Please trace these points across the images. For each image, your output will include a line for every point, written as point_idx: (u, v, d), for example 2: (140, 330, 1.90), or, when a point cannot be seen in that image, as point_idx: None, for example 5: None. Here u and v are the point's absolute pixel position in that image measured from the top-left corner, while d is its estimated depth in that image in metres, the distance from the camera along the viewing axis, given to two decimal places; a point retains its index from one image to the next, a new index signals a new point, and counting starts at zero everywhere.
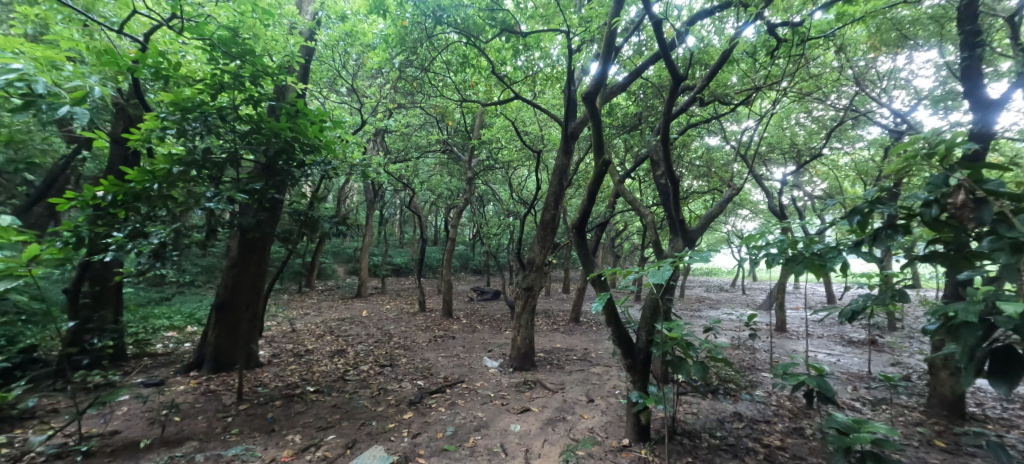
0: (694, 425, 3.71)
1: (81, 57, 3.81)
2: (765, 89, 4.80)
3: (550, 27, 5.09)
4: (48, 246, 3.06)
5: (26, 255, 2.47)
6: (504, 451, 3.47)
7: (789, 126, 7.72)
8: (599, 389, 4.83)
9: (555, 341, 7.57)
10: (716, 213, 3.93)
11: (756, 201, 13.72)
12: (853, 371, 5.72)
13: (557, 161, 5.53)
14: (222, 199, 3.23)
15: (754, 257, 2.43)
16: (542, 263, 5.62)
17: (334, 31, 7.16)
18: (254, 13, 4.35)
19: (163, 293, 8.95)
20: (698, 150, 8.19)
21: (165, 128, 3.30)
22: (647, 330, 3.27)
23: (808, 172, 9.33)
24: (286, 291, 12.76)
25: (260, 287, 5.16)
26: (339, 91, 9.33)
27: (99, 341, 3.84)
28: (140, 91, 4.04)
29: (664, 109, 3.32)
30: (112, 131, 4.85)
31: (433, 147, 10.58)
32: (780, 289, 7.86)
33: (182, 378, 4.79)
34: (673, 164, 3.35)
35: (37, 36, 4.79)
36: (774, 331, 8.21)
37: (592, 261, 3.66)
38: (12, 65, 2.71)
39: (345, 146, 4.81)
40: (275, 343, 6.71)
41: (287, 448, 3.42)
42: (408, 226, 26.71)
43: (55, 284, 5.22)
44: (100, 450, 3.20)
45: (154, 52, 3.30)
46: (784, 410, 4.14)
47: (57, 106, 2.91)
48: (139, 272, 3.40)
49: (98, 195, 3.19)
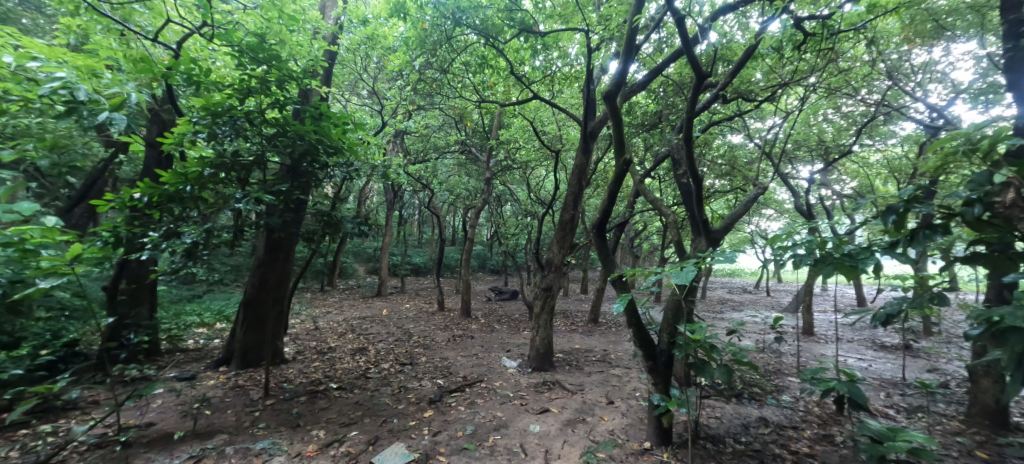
0: (718, 429, 3.64)
1: (119, 66, 4.00)
2: (792, 85, 4.65)
3: (569, 26, 5.06)
4: (90, 245, 3.23)
5: (69, 255, 2.65)
6: (523, 451, 3.46)
7: (815, 123, 7.48)
8: (619, 391, 4.78)
9: (574, 342, 7.53)
10: (741, 212, 3.80)
11: (781, 200, 13.35)
12: (886, 377, 5.50)
13: (576, 161, 5.48)
14: (251, 200, 3.34)
15: (779, 258, 2.36)
16: (561, 263, 5.59)
17: (357, 35, 7.25)
18: (280, 19, 4.49)
19: (194, 291, 9.28)
20: (720, 148, 8.01)
21: (196, 132, 3.43)
22: (670, 332, 3.20)
23: (837, 169, 9.00)
24: (308, 290, 13.06)
25: (285, 285, 5.30)
26: (361, 93, 9.55)
27: (136, 337, 4.02)
28: (173, 97, 4.21)
29: (687, 106, 3.23)
30: (147, 135, 5.05)
31: (452, 148, 10.68)
32: (808, 291, 7.61)
33: (213, 373, 4.98)
34: (697, 163, 3.27)
35: (78, 46, 5.05)
36: (801, 335, 7.96)
37: (613, 261, 3.61)
38: (57, 73, 2.86)
39: (366, 148, 4.89)
40: (300, 340, 6.88)
41: (312, 443, 3.50)
42: (427, 226, 26.91)
43: (95, 282, 5.49)
44: (136, 440, 3.35)
45: (185, 59, 3.43)
46: (813, 416, 4.01)
47: (97, 111, 3.06)
48: (173, 270, 3.54)
49: (135, 197, 3.33)
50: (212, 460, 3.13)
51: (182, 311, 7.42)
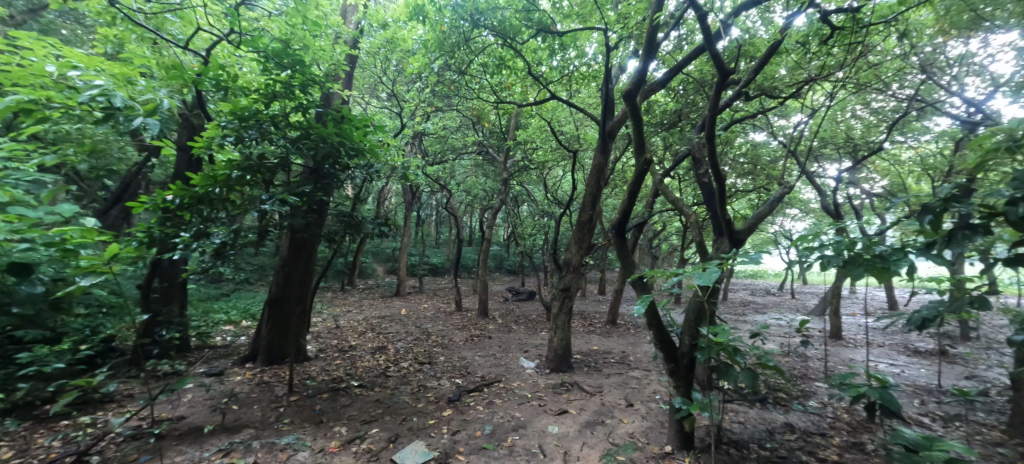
0: (742, 434, 3.55)
1: (152, 73, 4.16)
2: (818, 82, 4.52)
3: (587, 25, 5.04)
4: (126, 245, 3.38)
5: (107, 254, 2.82)
6: (542, 452, 3.45)
7: (843, 120, 7.23)
8: (638, 393, 4.72)
9: (592, 343, 7.47)
10: (765, 213, 3.70)
11: (807, 200, 12.96)
12: (920, 384, 5.27)
13: (594, 161, 5.42)
14: (276, 202, 3.44)
15: (805, 260, 2.28)
16: (579, 263, 5.54)
17: (376, 38, 7.38)
18: (303, 25, 4.61)
19: (221, 290, 9.59)
20: (742, 146, 7.82)
21: (225, 136, 3.54)
22: (691, 334, 3.14)
23: (866, 167, 8.68)
24: (329, 289, 13.34)
25: (308, 284, 5.42)
26: (380, 96, 9.70)
27: (167, 333, 4.17)
28: (202, 102, 4.36)
29: (709, 104, 3.18)
30: (178, 139, 5.23)
31: (469, 148, 10.76)
32: (836, 293, 7.36)
33: (239, 369, 5.13)
34: (719, 161, 3.20)
35: (115, 54, 5.28)
36: (828, 338, 7.72)
37: (632, 262, 3.57)
38: (95, 81, 3.00)
39: (386, 149, 4.97)
40: (322, 338, 7.04)
41: (334, 439, 3.57)
42: (444, 227, 27.12)
43: (130, 281, 5.73)
44: (169, 433, 3.48)
45: (214, 65, 3.55)
46: (842, 423, 3.88)
47: (132, 117, 3.20)
48: (202, 269, 3.66)
49: (167, 199, 3.47)
50: (240, 453, 3.22)
51: (211, 309, 7.68)
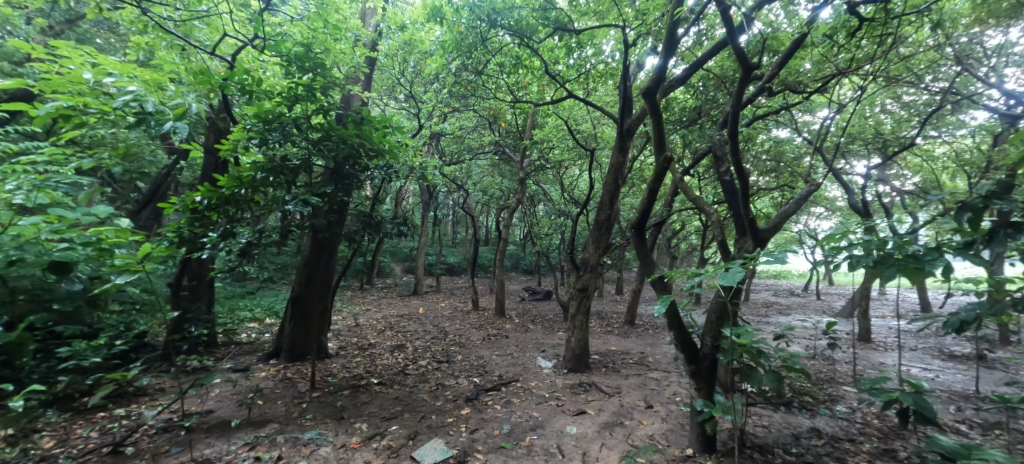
0: (766, 439, 3.47)
1: (181, 79, 4.31)
2: (846, 75, 4.37)
3: (604, 23, 5.00)
4: (157, 245, 3.52)
5: (140, 253, 2.94)
6: (561, 452, 3.44)
7: (872, 115, 6.97)
8: (658, 395, 4.66)
9: (610, 344, 7.39)
10: (791, 211, 3.59)
11: (833, 198, 12.55)
12: (957, 390, 5.04)
13: (612, 160, 5.35)
14: (299, 203, 3.52)
15: (833, 260, 2.21)
16: (596, 263, 5.50)
17: (395, 40, 7.49)
18: (324, 29, 4.72)
19: (246, 288, 9.88)
20: (765, 143, 7.62)
21: (250, 138, 3.64)
22: (713, 336, 3.07)
23: (897, 164, 8.34)
24: (349, 288, 13.57)
25: (329, 283, 5.53)
26: (398, 98, 9.82)
27: (196, 330, 4.31)
28: (228, 106, 4.49)
29: (732, 99, 3.10)
30: (206, 142, 5.40)
31: (486, 148, 10.83)
32: (865, 295, 7.10)
33: (263, 366, 5.27)
34: (743, 158, 3.12)
35: (146, 61, 5.50)
36: (857, 341, 7.46)
37: (652, 261, 3.51)
38: (129, 87, 3.12)
39: (404, 150, 5.03)
40: (342, 336, 7.17)
41: (355, 435, 3.63)
42: (461, 227, 27.28)
43: (161, 279, 5.95)
44: (198, 426, 3.60)
45: (240, 70, 3.65)
46: (872, 428, 3.75)
47: (162, 121, 3.31)
48: (229, 268, 3.77)
49: (195, 200, 3.59)
50: (265, 447, 3.31)
51: (236, 306, 7.91)
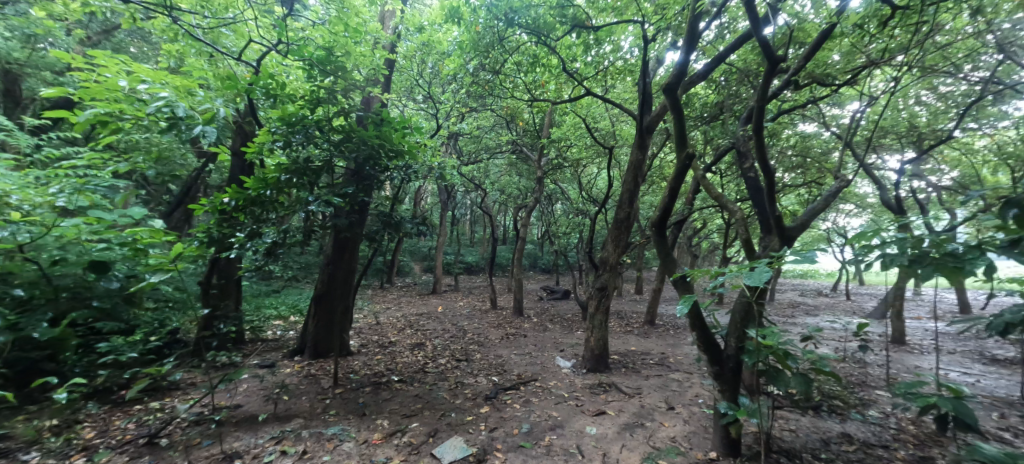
0: (794, 443, 3.37)
1: (209, 84, 4.46)
2: (878, 66, 4.19)
3: (623, 19, 4.93)
4: (188, 245, 3.66)
5: (172, 253, 3.05)
6: (581, 453, 3.41)
7: (905, 108, 6.69)
8: (680, 396, 4.58)
9: (630, 344, 7.30)
10: (820, 208, 3.46)
11: (864, 194, 12.06)
12: (1000, 396, 4.78)
13: (631, 157, 5.26)
14: (322, 203, 3.59)
15: (864, 259, 2.12)
16: (615, 262, 5.44)
17: (413, 42, 7.58)
18: (345, 32, 4.80)
19: (271, 287, 10.17)
20: (790, 138, 7.39)
21: (275, 141, 3.73)
22: (737, 336, 3.00)
23: (933, 158, 7.95)
24: (369, 287, 13.81)
25: (351, 281, 5.64)
26: (417, 99, 9.90)
27: (224, 327, 4.46)
28: (253, 110, 4.62)
29: (758, 93, 3.01)
30: (233, 145, 5.57)
31: (504, 148, 10.86)
32: (899, 295, 6.81)
33: (288, 362, 5.41)
34: (769, 154, 3.03)
35: (176, 68, 5.71)
36: (890, 344, 7.15)
37: (673, 260, 3.45)
38: (160, 93, 3.24)
39: (423, 150, 5.07)
40: (363, 334, 7.30)
41: (377, 432, 3.69)
42: (478, 226, 27.38)
43: (192, 278, 6.17)
44: (228, 420, 3.72)
45: (264, 75, 3.74)
46: (908, 435, 3.59)
47: (192, 126, 3.44)
48: (255, 267, 3.87)
49: (224, 201, 3.71)
50: (291, 441, 3.40)
51: (262, 304, 8.14)
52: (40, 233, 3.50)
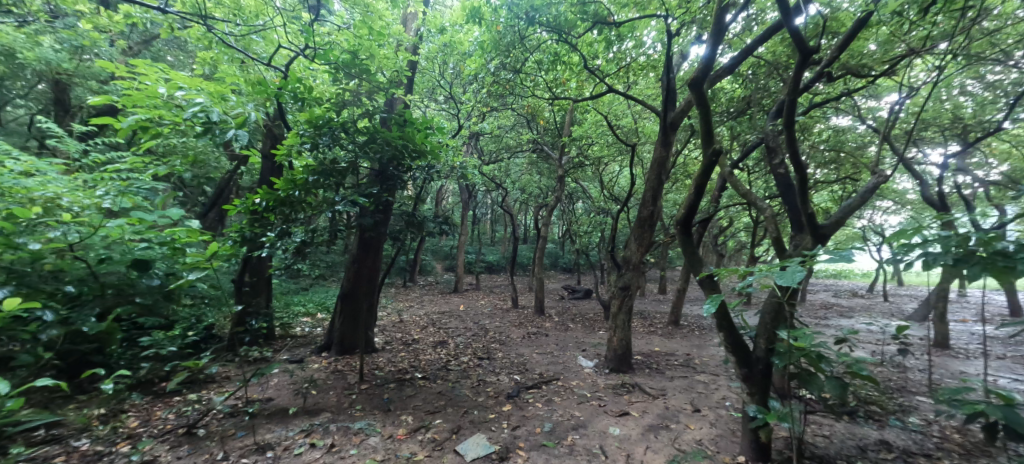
0: (828, 450, 3.24)
1: (241, 89, 4.63)
2: (919, 55, 3.97)
3: (645, 14, 4.86)
4: (223, 244, 3.82)
5: (208, 252, 3.20)
6: (604, 453, 3.38)
7: (949, 98, 6.32)
8: (706, 399, 4.47)
9: (653, 344, 7.19)
10: (857, 204, 3.31)
11: (903, 190, 11.47)
12: None
13: (655, 154, 5.16)
14: (348, 203, 3.68)
15: (905, 258, 2.01)
16: (639, 261, 5.35)
17: (435, 44, 7.67)
18: (369, 35, 4.90)
19: (300, 285, 10.48)
20: (823, 132, 7.09)
21: (303, 143, 3.84)
22: (767, 338, 2.91)
23: (981, 150, 7.48)
24: (392, 286, 14.05)
25: (376, 280, 5.76)
26: (438, 99, 10.01)
27: (256, 323, 4.61)
28: (282, 113, 4.77)
29: (789, 85, 2.90)
30: (263, 148, 5.77)
31: (524, 147, 10.87)
32: (942, 297, 6.46)
33: (316, 358, 5.57)
34: (801, 148, 2.92)
35: (211, 75, 5.96)
36: (933, 348, 6.78)
37: (699, 258, 3.37)
38: (196, 99, 3.38)
39: (445, 150, 5.11)
40: (387, 331, 7.44)
41: (402, 427, 3.76)
42: (499, 226, 27.46)
43: (225, 276, 6.43)
44: (260, 412, 3.87)
45: (293, 79, 3.85)
46: (952, 444, 3.40)
47: (226, 130, 3.57)
48: (284, 265, 4.00)
49: (256, 202, 3.86)
50: (319, 434, 3.51)
51: (291, 302, 8.41)
52: (87, 233, 3.64)
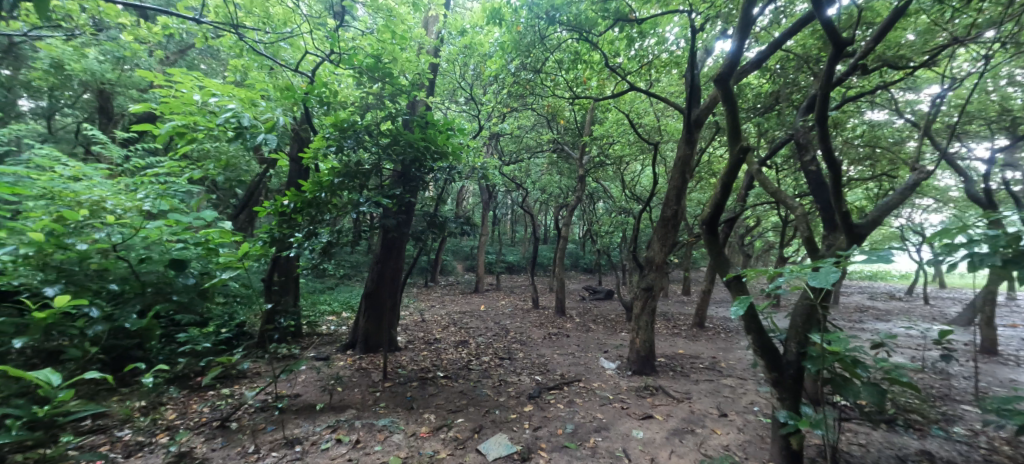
0: (863, 459, 3.11)
1: (270, 95, 4.79)
2: (964, 44, 3.75)
3: (668, 9, 4.78)
4: (253, 244, 3.95)
5: (239, 252, 3.33)
6: (627, 457, 3.33)
7: (996, 89, 5.93)
8: (733, 403, 4.35)
9: (678, 347, 7.03)
10: (896, 202, 3.15)
11: (945, 187, 10.86)
12: None
13: (678, 153, 5.06)
14: (371, 204, 3.76)
15: (949, 259, 1.90)
16: (662, 262, 5.24)
17: (455, 46, 7.73)
18: (392, 39, 4.98)
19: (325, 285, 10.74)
20: (858, 128, 6.79)
21: (329, 146, 3.93)
22: (799, 341, 2.80)
23: None
24: (414, 286, 14.21)
25: (398, 279, 5.84)
26: (459, 101, 10.10)
27: (284, 321, 4.76)
28: (309, 117, 4.90)
29: (822, 78, 2.78)
30: (291, 151, 5.94)
31: (544, 147, 10.84)
32: (989, 300, 6.08)
33: (342, 356, 5.70)
34: (834, 144, 2.80)
35: (242, 82, 6.19)
36: (979, 354, 6.40)
37: (726, 258, 3.28)
38: (229, 104, 3.51)
39: (466, 151, 5.14)
40: (409, 330, 7.55)
41: (425, 425, 3.81)
42: (519, 226, 27.44)
43: (256, 275, 6.65)
44: (289, 407, 3.99)
45: (319, 84, 3.95)
46: (1002, 456, 3.20)
47: (256, 135, 3.69)
48: (311, 265, 4.11)
49: (285, 204, 3.98)
50: (345, 430, 3.59)
51: (317, 301, 8.62)
52: (129, 234, 3.83)
